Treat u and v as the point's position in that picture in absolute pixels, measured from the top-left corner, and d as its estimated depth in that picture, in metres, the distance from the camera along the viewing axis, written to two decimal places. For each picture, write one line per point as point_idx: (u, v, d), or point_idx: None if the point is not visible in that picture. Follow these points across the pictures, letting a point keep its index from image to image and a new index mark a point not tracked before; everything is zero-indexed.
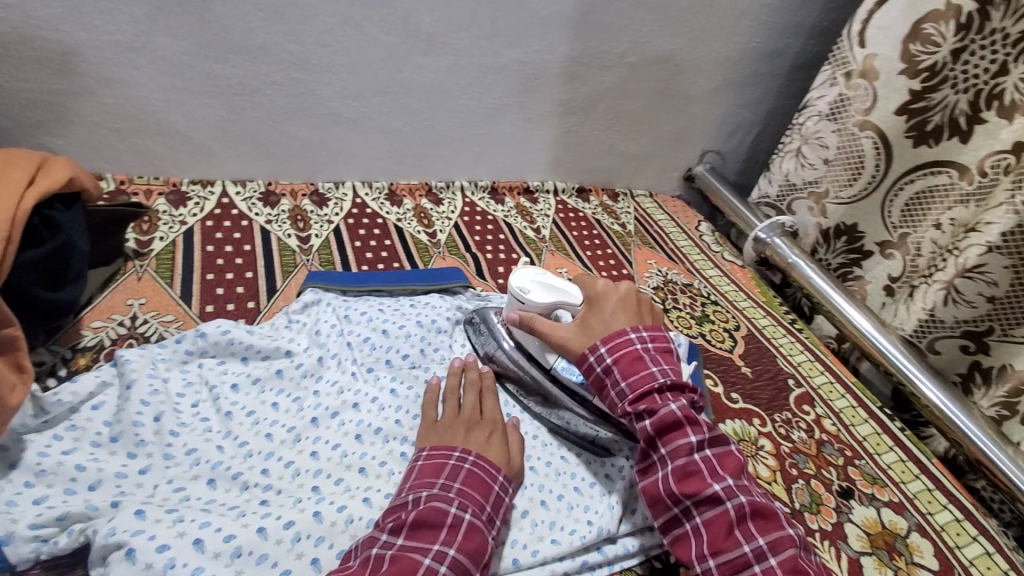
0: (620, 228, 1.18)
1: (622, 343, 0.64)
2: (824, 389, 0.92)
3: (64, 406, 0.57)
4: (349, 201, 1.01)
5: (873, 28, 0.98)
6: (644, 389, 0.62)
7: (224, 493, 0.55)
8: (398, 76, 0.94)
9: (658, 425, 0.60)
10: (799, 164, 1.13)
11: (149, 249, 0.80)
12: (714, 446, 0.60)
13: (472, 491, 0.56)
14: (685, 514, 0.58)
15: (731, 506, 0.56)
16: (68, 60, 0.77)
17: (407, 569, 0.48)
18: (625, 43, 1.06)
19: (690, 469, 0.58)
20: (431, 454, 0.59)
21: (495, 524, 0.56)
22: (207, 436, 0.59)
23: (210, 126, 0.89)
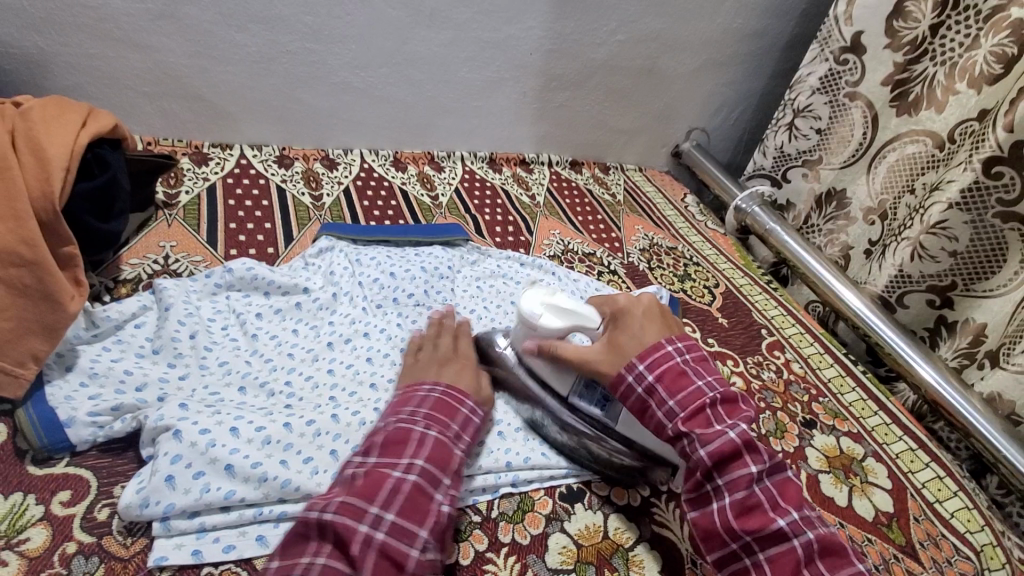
0: (610, 197, 1.26)
1: (662, 359, 0.61)
2: (794, 339, 1.01)
3: (112, 322, 0.64)
4: (357, 166, 1.09)
5: (858, 8, 1.04)
6: (692, 409, 0.58)
7: (253, 398, 0.63)
8: (404, 48, 1.01)
9: (717, 454, 0.56)
10: (792, 136, 1.21)
11: (177, 200, 0.87)
12: (773, 474, 0.57)
13: (438, 413, 0.59)
14: (742, 548, 0.54)
15: (799, 543, 0.53)
16: (102, 25, 0.84)
17: (376, 484, 0.51)
18: (615, 21, 1.13)
19: (749, 502, 0.54)
20: (402, 388, 0.63)
21: (463, 439, 0.60)
22: (237, 353, 0.67)
23: (230, 91, 0.96)
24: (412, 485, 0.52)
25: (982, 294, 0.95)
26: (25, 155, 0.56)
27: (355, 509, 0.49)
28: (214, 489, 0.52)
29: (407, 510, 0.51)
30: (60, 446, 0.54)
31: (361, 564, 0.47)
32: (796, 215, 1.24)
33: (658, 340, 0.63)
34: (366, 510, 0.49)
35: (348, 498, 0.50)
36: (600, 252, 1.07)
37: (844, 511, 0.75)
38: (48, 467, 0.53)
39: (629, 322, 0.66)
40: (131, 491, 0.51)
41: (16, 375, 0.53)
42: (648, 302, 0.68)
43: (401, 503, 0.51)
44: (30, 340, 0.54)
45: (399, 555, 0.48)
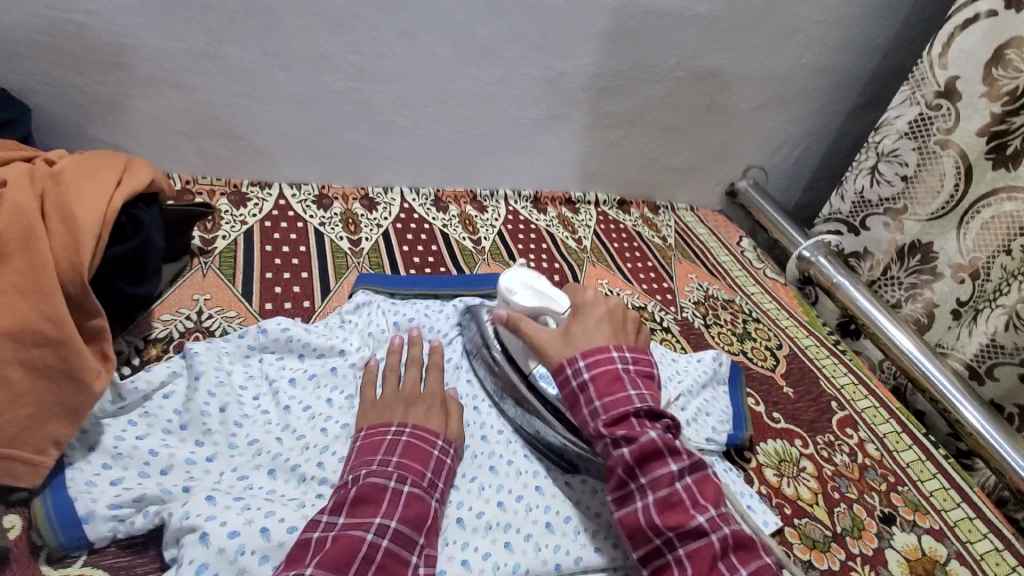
0: (660, 240, 1.18)
1: (599, 361, 0.61)
2: (868, 413, 0.91)
3: (139, 393, 0.60)
4: (397, 206, 1.04)
5: (955, 50, 0.96)
6: (620, 412, 0.58)
7: (283, 483, 0.58)
8: (451, 86, 0.97)
9: (638, 452, 0.56)
10: (874, 181, 1.11)
11: (214, 246, 0.83)
12: (694, 471, 0.57)
13: (410, 462, 0.56)
14: (664, 544, 0.54)
15: (715, 537, 0.53)
16: (146, 66, 0.81)
17: (348, 551, 0.48)
18: (674, 57, 1.06)
19: (671, 498, 0.54)
20: (369, 434, 0.59)
21: (439, 488, 0.57)
22: (268, 428, 0.62)
23: (272, 130, 0.93)
24: (386, 553, 0.49)
25: None
26: (54, 223, 0.53)
27: None
28: None
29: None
30: (77, 544, 0.49)
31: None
32: (873, 265, 1.14)
33: (604, 343, 0.63)
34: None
35: (321, 570, 0.46)
36: (651, 306, 0.99)
37: None
38: (64, 568, 0.49)
39: (588, 317, 0.66)
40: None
41: (33, 463, 0.49)
42: (613, 303, 0.69)
43: (372, 572, 0.48)
44: (50, 424, 0.50)
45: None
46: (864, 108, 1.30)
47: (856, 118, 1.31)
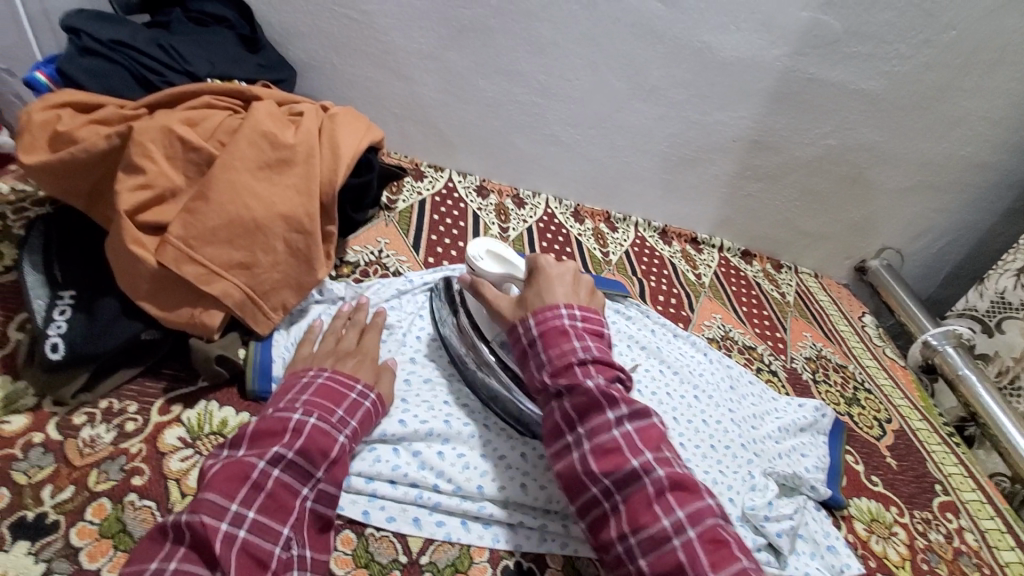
0: (779, 296, 1.21)
1: (547, 322, 0.60)
2: (972, 506, 0.88)
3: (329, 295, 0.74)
4: (542, 209, 1.17)
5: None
6: (564, 363, 0.57)
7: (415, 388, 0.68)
8: (616, 115, 1.09)
9: (576, 404, 0.55)
10: (1018, 284, 1.10)
11: (396, 205, 1.00)
12: (636, 420, 0.54)
13: (320, 400, 0.55)
14: (601, 492, 0.53)
15: (648, 481, 0.51)
16: (385, 55, 1.02)
17: (239, 476, 0.48)
18: (829, 127, 1.12)
19: (608, 445, 0.53)
20: (288, 378, 0.59)
21: (350, 426, 0.56)
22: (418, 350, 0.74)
23: (459, 125, 1.10)
24: (277, 481, 0.49)
25: None
26: (326, 148, 0.69)
27: (213, 505, 0.45)
28: (383, 462, 0.60)
29: (270, 507, 0.48)
30: (266, 395, 0.61)
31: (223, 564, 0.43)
32: (1001, 370, 1.11)
33: (560, 300, 0.63)
34: (226, 506, 0.46)
35: (209, 494, 0.46)
36: (761, 348, 1.03)
37: None
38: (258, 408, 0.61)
39: (544, 279, 0.65)
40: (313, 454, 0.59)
41: (270, 315, 0.64)
42: (568, 266, 0.67)
43: (262, 500, 0.48)
44: (286, 293, 0.65)
45: (262, 555, 0.46)
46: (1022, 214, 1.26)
47: (1011, 222, 1.27)
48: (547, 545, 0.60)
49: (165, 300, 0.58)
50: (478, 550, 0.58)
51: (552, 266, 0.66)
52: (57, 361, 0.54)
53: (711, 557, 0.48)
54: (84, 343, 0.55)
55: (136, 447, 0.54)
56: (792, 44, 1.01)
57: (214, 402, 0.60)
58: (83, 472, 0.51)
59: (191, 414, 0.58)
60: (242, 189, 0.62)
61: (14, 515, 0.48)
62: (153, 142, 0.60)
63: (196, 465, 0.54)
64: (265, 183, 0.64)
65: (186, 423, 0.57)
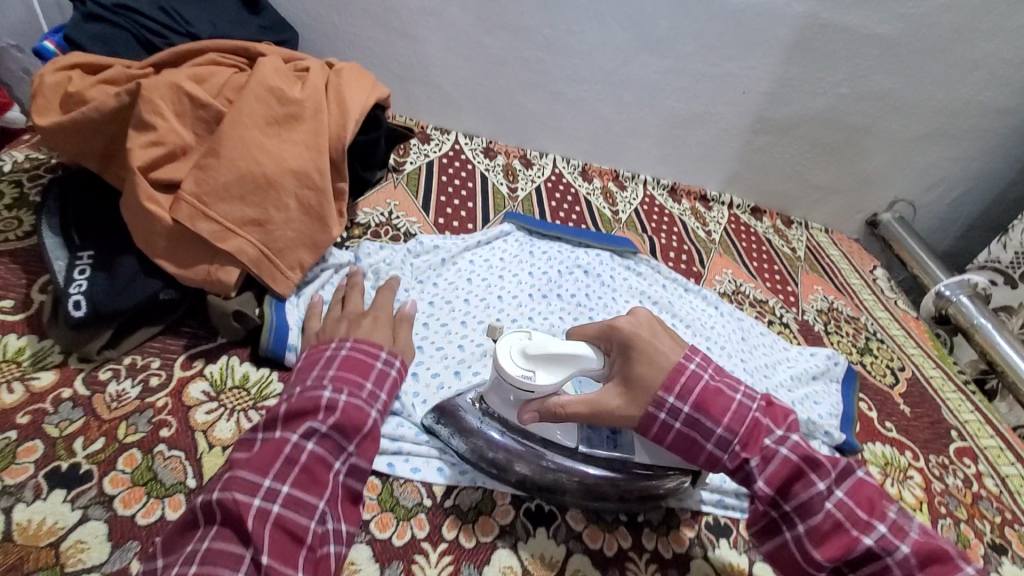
0: (790, 251, 1.20)
1: (689, 381, 0.52)
2: (991, 453, 0.88)
3: (334, 261, 0.74)
4: (550, 170, 1.16)
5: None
6: (748, 432, 0.51)
7: (429, 355, 0.69)
8: (623, 69, 1.07)
9: (777, 482, 0.50)
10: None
11: (404, 167, 1.00)
12: (843, 480, 0.50)
13: (347, 374, 0.53)
14: (832, 572, 0.49)
15: (891, 559, 0.47)
16: (386, 14, 1.00)
17: (271, 454, 0.47)
18: (841, 74, 1.09)
19: (827, 528, 0.48)
20: (312, 350, 0.57)
21: (381, 401, 0.54)
22: (420, 312, 0.74)
23: (463, 84, 1.09)
24: (312, 455, 0.48)
25: None
26: (334, 104, 0.69)
27: (246, 483, 0.44)
28: (406, 426, 0.61)
29: (304, 481, 0.46)
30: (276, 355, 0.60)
31: (256, 539, 0.42)
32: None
33: (676, 359, 0.53)
34: (258, 483, 0.45)
35: (242, 472, 0.45)
36: (772, 302, 1.02)
37: None
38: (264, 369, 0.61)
39: (643, 346, 0.54)
40: None
41: (288, 276, 0.64)
42: (644, 319, 0.56)
43: (296, 475, 0.46)
44: (300, 253, 0.65)
45: (299, 530, 0.44)
46: None
47: None
48: (567, 490, 0.61)
49: (181, 257, 0.59)
50: (500, 495, 0.59)
51: (637, 326, 0.55)
52: (81, 318, 0.54)
53: (930, 569, 0.46)
54: (106, 300, 0.56)
55: (162, 401, 0.55)
56: None
57: (235, 357, 0.61)
58: (112, 425, 0.53)
59: (213, 369, 0.59)
60: (252, 145, 0.62)
61: (49, 465, 0.49)
62: (162, 99, 0.59)
63: (222, 418, 0.55)
64: (275, 139, 0.64)
65: (208, 376, 0.58)
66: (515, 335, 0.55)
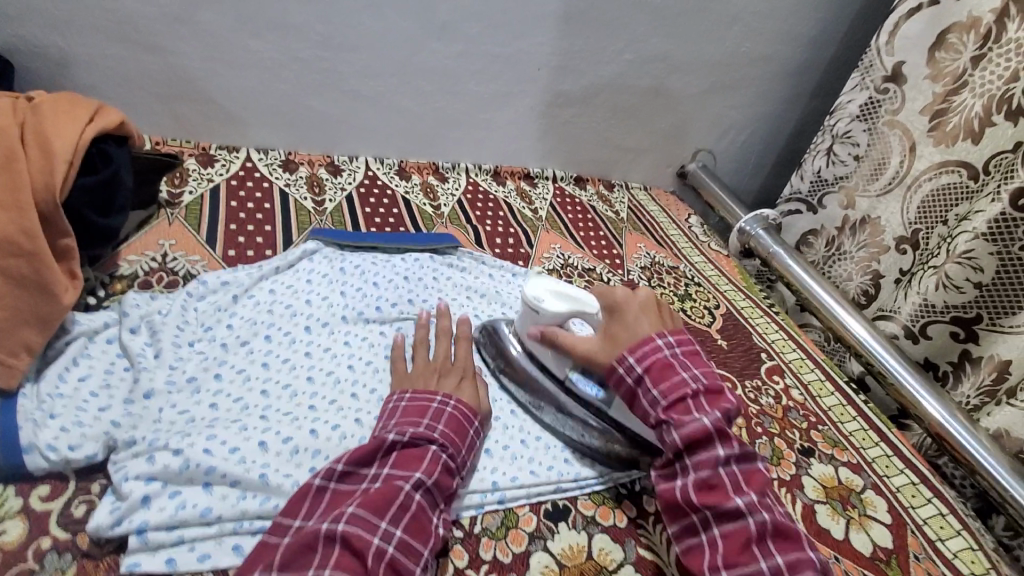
0: (613, 214, 1.26)
1: (649, 350, 0.66)
2: (795, 364, 0.99)
3: (82, 329, 0.62)
4: (362, 173, 1.09)
5: (900, 38, 1.09)
6: (677, 395, 0.63)
7: (227, 411, 0.61)
8: (414, 59, 1.02)
9: (687, 438, 0.60)
10: (829, 162, 1.24)
11: (181, 199, 0.87)
12: (741, 462, 0.61)
13: (452, 434, 0.60)
14: (701, 523, 0.59)
15: (752, 521, 0.57)
16: (119, 26, 0.85)
17: (387, 497, 0.52)
18: (624, 41, 1.14)
19: (712, 481, 0.60)
20: (413, 398, 0.62)
21: (465, 465, 0.61)
22: (207, 365, 0.64)
23: (239, 95, 0.97)
24: (418, 504, 0.54)
25: (1008, 328, 0.97)
26: (33, 149, 0.57)
27: (366, 521, 0.50)
28: (190, 506, 0.52)
29: (413, 528, 0.52)
30: (12, 469, 0.51)
31: None
32: (829, 240, 1.26)
33: (648, 333, 0.68)
34: (376, 524, 0.51)
35: (361, 510, 0.51)
36: (600, 268, 1.06)
37: (840, 544, 0.72)
38: None
39: (624, 312, 0.71)
40: (104, 514, 0.50)
41: (9, 365, 0.53)
42: (647, 296, 0.74)
43: (406, 521, 0.52)
44: (24, 331, 0.55)
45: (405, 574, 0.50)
46: (804, 97, 1.41)
47: (796, 106, 1.41)
48: None
49: None
50: None
51: (630, 298, 0.72)
52: None
53: (778, 542, 0.57)
54: None
55: None
56: None
57: None
58: None
59: None
60: None
61: None
62: None
63: None
64: None
65: None
66: (569, 286, 0.75)
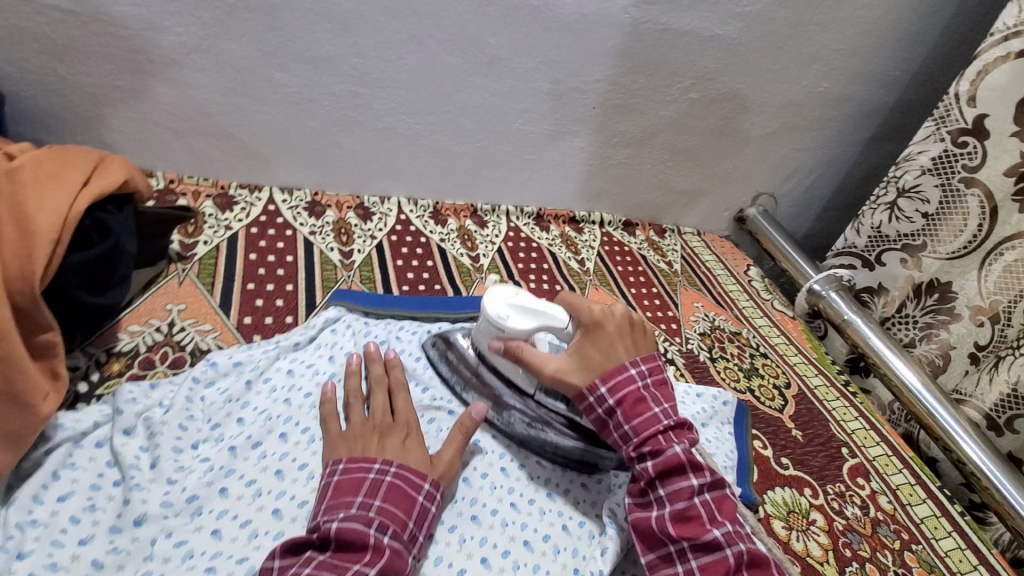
0: (666, 266, 1.13)
1: (623, 382, 0.58)
2: (879, 462, 0.86)
3: (65, 434, 0.53)
4: (394, 217, 0.99)
5: (984, 89, 0.93)
6: (650, 433, 0.56)
7: (230, 541, 0.49)
8: (457, 95, 0.92)
9: (660, 466, 0.55)
10: (892, 217, 1.08)
11: (193, 251, 0.78)
12: (713, 487, 0.56)
13: (393, 508, 0.50)
14: (678, 555, 0.53)
15: (730, 552, 0.51)
16: (133, 56, 0.76)
17: None
18: (689, 79, 1.03)
19: (688, 512, 0.54)
20: (348, 469, 0.52)
21: (417, 541, 0.51)
22: (210, 477, 0.53)
23: (264, 132, 0.88)
24: None
25: None
26: (10, 226, 0.47)
27: None
28: None
29: None
30: None
31: None
32: (889, 301, 1.12)
33: (624, 364, 0.59)
34: None
35: None
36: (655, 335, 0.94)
37: None
38: None
39: (601, 334, 0.61)
40: None
41: None
42: (621, 311, 0.63)
43: None
44: None
45: None
46: (881, 139, 1.27)
47: (870, 150, 1.28)
48: None
49: None
50: None
51: (607, 316, 0.62)
52: None
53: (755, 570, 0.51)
54: None
55: None
56: None
57: None
58: None
59: None
60: None
61: None
62: None
63: None
64: None
65: None
66: (524, 291, 0.65)
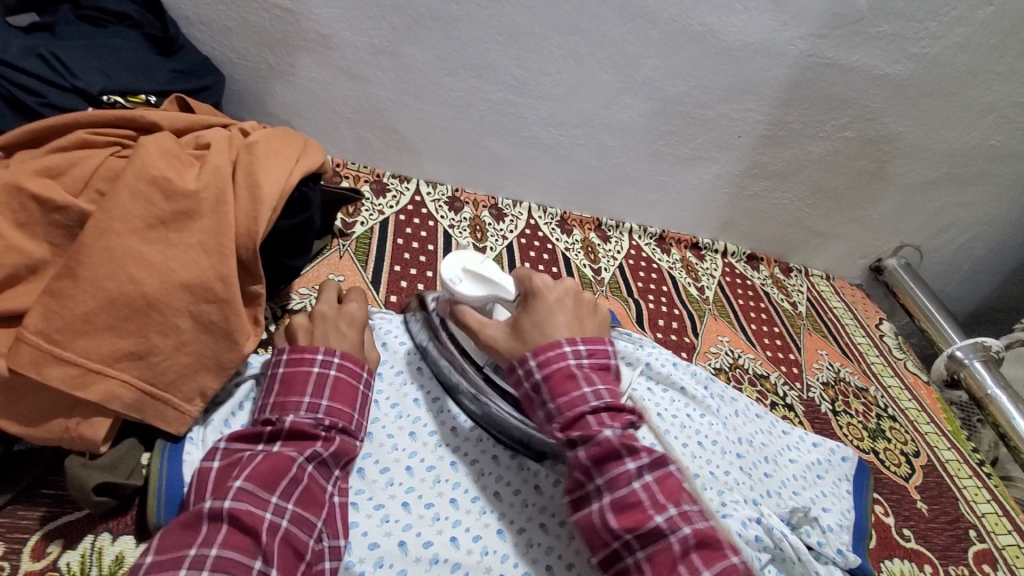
0: (790, 306, 1.09)
1: (553, 358, 0.55)
2: (1010, 553, 0.78)
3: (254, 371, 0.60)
4: (524, 221, 1.03)
5: None
6: (575, 414, 0.52)
7: (372, 484, 0.55)
8: (605, 112, 0.95)
9: (594, 454, 0.50)
10: None
11: (352, 230, 0.87)
12: (655, 469, 0.51)
13: (339, 396, 0.55)
14: (623, 546, 0.48)
15: (674, 539, 0.47)
16: (330, 52, 0.86)
17: (277, 470, 0.47)
18: (846, 116, 0.98)
19: (628, 499, 0.49)
20: (293, 356, 0.56)
21: (363, 423, 0.57)
22: None
23: (423, 129, 0.96)
24: (311, 477, 0.49)
25: None
26: (242, 190, 0.55)
27: (256, 497, 0.45)
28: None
29: (306, 501, 0.48)
30: None
31: (268, 554, 0.43)
32: None
33: (558, 338, 0.57)
34: (266, 499, 0.46)
35: (248, 484, 0.46)
36: (774, 376, 0.91)
37: None
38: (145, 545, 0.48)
39: (542, 305, 0.60)
40: None
41: (182, 410, 0.51)
42: (565, 286, 0.62)
43: (300, 494, 0.48)
44: (201, 377, 0.52)
45: (302, 548, 0.46)
46: None
47: None
48: None
49: (28, 414, 0.46)
50: None
51: (548, 288, 0.61)
52: None
53: (703, 552, 0.47)
54: None
55: None
56: (808, 25, 0.86)
57: (106, 535, 0.48)
58: None
59: (72, 557, 0.46)
60: (123, 256, 0.48)
61: None
62: None
63: None
64: (157, 245, 0.50)
65: (65, 572, 0.45)
66: (488, 262, 0.66)
